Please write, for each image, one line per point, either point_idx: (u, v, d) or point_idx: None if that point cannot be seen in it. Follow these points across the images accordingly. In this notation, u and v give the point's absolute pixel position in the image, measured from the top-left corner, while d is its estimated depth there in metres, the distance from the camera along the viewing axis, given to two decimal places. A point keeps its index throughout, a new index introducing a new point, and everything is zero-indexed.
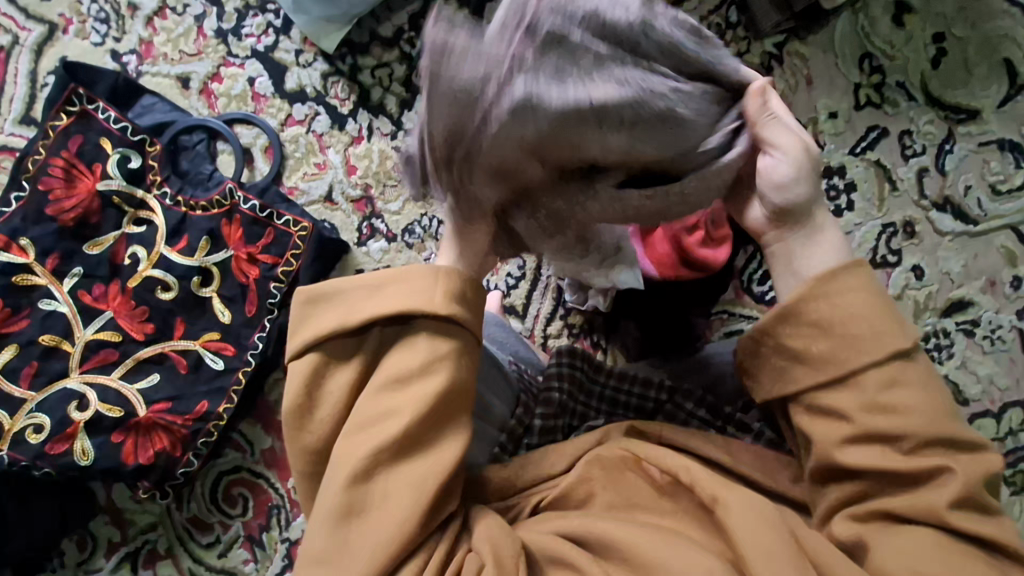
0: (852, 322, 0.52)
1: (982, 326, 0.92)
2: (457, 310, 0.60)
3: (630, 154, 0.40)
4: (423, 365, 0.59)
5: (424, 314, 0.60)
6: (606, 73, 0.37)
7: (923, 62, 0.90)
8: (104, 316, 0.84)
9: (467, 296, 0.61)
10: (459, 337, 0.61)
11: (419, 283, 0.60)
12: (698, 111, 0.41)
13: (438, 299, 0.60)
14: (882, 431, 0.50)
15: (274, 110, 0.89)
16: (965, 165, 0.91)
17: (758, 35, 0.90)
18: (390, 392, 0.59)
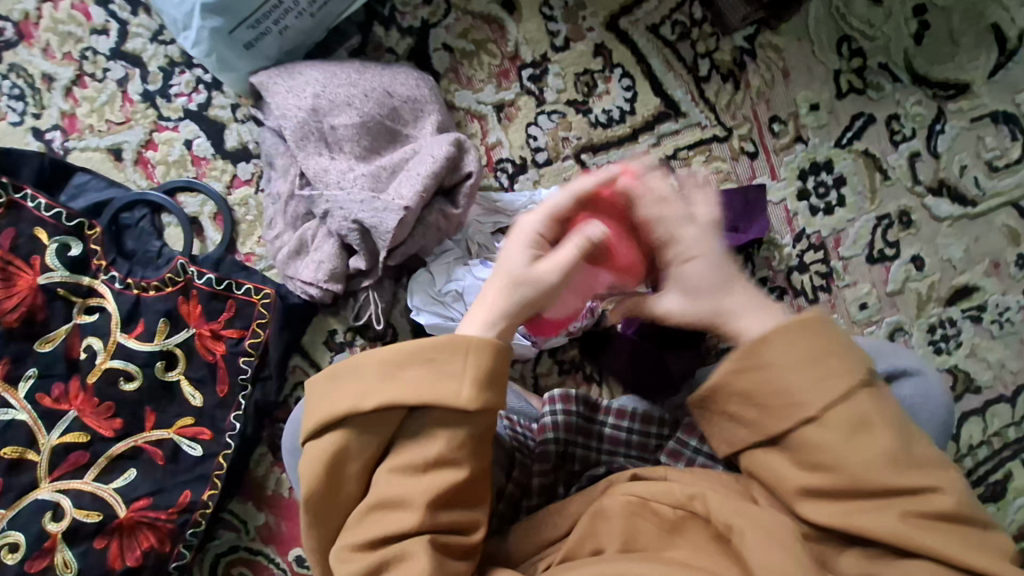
0: (776, 389, 0.54)
1: (989, 310, 0.89)
2: (486, 399, 0.54)
3: (297, 151, 0.71)
4: (447, 453, 0.54)
5: (445, 405, 0.53)
6: (280, 156, 0.76)
7: (905, 39, 0.84)
8: (67, 418, 0.79)
9: (496, 377, 0.55)
10: (484, 420, 0.55)
11: (449, 368, 0.54)
12: (308, 119, 0.71)
13: (465, 394, 0.53)
14: (818, 483, 0.53)
15: (217, 172, 0.82)
16: (958, 144, 0.86)
17: (726, 30, 0.83)
18: (403, 480, 0.54)
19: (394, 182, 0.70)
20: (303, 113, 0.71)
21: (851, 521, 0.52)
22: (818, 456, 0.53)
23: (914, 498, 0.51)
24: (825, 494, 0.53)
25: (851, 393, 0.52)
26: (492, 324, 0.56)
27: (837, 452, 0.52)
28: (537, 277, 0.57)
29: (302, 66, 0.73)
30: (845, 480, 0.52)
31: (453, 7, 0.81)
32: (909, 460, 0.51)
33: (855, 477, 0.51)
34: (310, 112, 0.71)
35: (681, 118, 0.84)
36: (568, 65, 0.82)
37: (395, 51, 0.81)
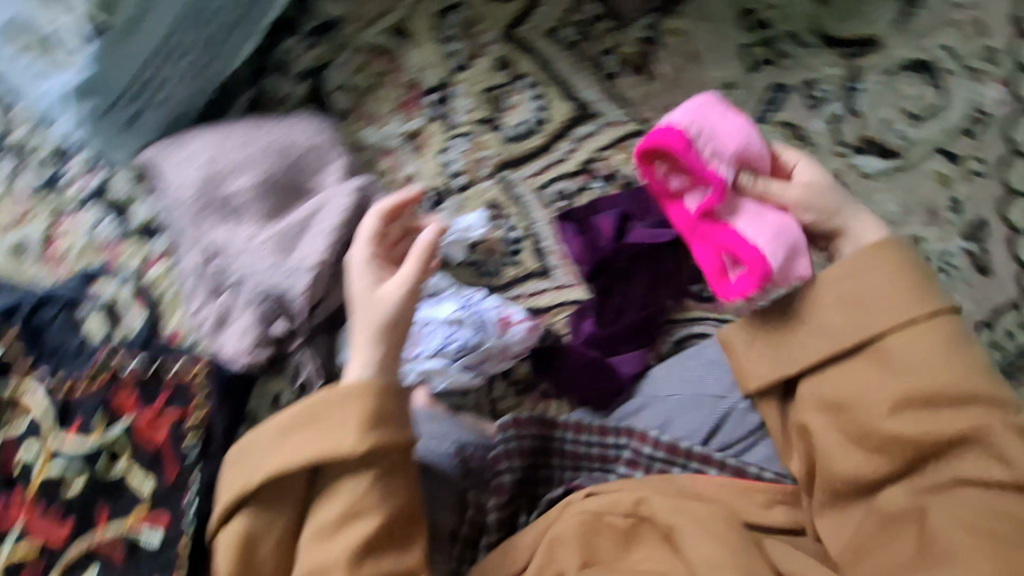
0: (867, 297, 0.64)
1: (934, 258, 0.88)
2: (370, 441, 0.60)
3: (198, 224, 0.69)
4: (356, 496, 0.60)
5: (334, 455, 0.60)
6: (180, 230, 0.72)
7: (806, 4, 0.83)
8: (8, 534, 0.72)
9: (379, 417, 0.61)
10: (379, 456, 0.61)
11: (331, 424, 0.61)
12: (204, 190, 0.68)
13: (348, 440, 0.60)
14: (920, 383, 0.61)
15: (129, 255, 0.81)
16: (878, 98, 0.84)
17: (625, 25, 0.82)
18: (323, 537, 0.60)
19: (306, 241, 0.68)
20: (197, 185, 0.68)
21: (931, 426, 0.60)
22: (883, 379, 0.63)
23: (987, 409, 0.59)
24: (914, 396, 0.61)
25: (927, 319, 0.62)
26: (372, 356, 0.63)
27: (912, 360, 0.62)
28: (382, 300, 0.64)
29: (188, 135, 0.70)
30: (937, 383, 0.60)
31: (344, 45, 0.79)
32: (954, 391, 0.60)
33: (947, 380, 0.60)
34: (204, 182, 0.68)
35: (597, 118, 0.82)
36: (472, 83, 0.80)
37: (291, 98, 0.78)
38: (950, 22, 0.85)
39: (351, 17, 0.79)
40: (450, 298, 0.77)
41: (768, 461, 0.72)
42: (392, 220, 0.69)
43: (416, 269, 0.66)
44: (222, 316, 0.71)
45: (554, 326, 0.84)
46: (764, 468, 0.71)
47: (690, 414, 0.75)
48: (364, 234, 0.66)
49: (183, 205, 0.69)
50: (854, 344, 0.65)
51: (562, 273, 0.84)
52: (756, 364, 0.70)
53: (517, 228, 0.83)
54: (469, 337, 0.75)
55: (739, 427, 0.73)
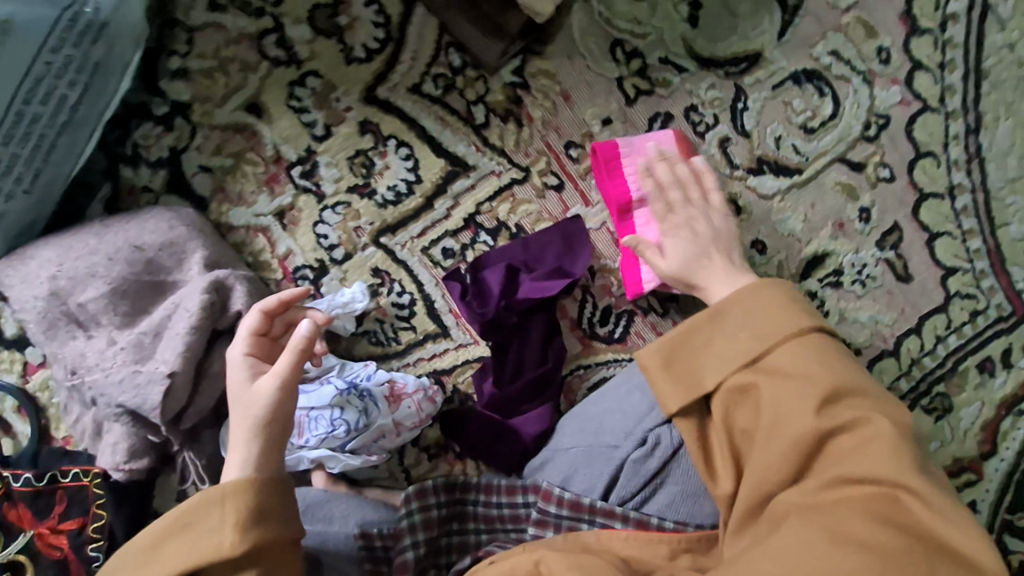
0: (764, 305, 0.59)
1: (847, 271, 0.84)
2: (249, 540, 0.53)
3: (51, 341, 0.67)
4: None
5: (210, 559, 0.52)
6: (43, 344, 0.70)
7: (679, 25, 0.78)
8: None
9: (261, 512, 0.54)
10: (263, 557, 0.54)
11: (207, 524, 0.54)
12: (53, 306, 0.66)
13: (225, 540, 0.53)
14: (823, 377, 0.54)
15: (6, 364, 0.77)
16: (767, 115, 0.80)
17: (490, 70, 0.77)
18: None
19: (160, 347, 0.65)
20: (44, 301, 0.66)
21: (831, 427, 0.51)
22: (779, 380, 0.54)
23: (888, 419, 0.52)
24: (822, 396, 0.53)
25: (816, 329, 0.57)
26: (248, 454, 0.56)
27: (808, 366, 0.55)
28: (256, 393, 0.59)
29: (32, 248, 0.67)
30: (836, 383, 0.53)
31: (197, 127, 0.75)
32: (843, 390, 0.53)
33: (844, 383, 0.54)
34: (53, 298, 0.66)
35: (473, 171, 0.79)
36: (336, 151, 0.77)
37: (150, 189, 0.75)
38: (836, 27, 0.80)
39: (199, 97, 0.75)
40: (334, 379, 0.75)
41: (668, 509, 0.68)
42: (275, 317, 0.66)
43: (289, 363, 0.59)
44: (97, 428, 0.70)
45: (461, 384, 0.82)
46: (665, 518, 0.67)
47: (588, 468, 0.71)
48: (244, 331, 0.63)
49: (33, 322, 0.66)
50: (753, 352, 0.57)
51: (461, 332, 0.81)
52: (674, 396, 0.59)
53: (406, 291, 0.80)
54: (355, 420, 0.72)
55: (633, 479, 0.69)
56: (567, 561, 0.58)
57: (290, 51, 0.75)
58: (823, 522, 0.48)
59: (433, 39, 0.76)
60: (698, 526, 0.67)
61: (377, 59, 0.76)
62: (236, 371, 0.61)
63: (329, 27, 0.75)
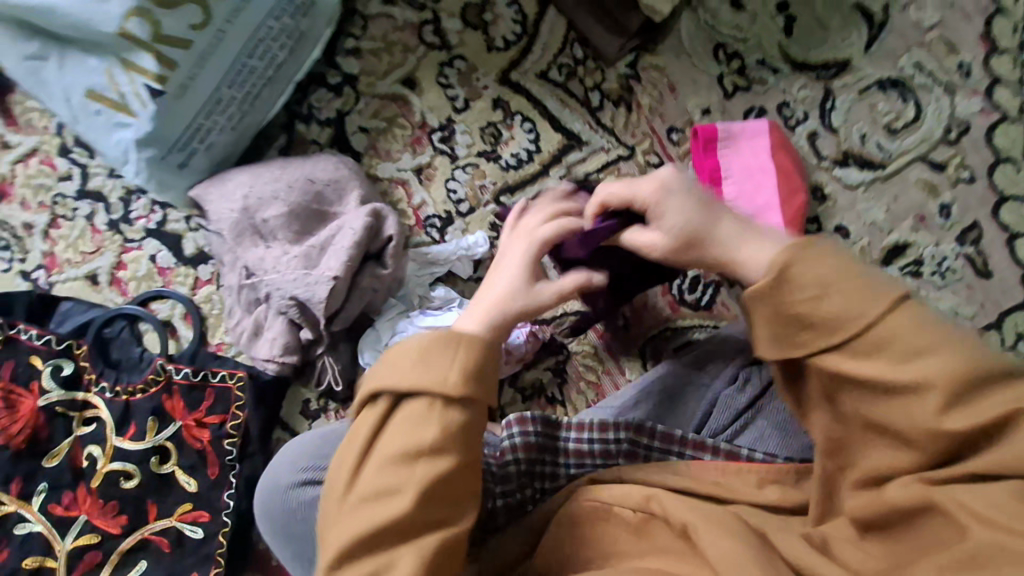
0: (843, 271, 0.52)
1: (926, 263, 0.89)
2: (472, 390, 0.56)
3: (238, 248, 0.81)
4: (434, 443, 0.55)
5: (435, 392, 0.56)
6: (222, 250, 0.84)
7: (776, 33, 0.90)
8: (78, 522, 0.86)
9: (481, 372, 0.57)
10: (471, 416, 0.57)
11: (439, 360, 0.57)
12: (243, 219, 0.81)
13: (453, 380, 0.56)
14: (936, 369, 0.49)
15: (181, 277, 0.92)
16: (853, 116, 0.89)
17: (608, 62, 0.90)
18: (400, 468, 0.55)
19: (326, 256, 0.79)
20: (237, 215, 0.81)
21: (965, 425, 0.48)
22: (889, 366, 0.50)
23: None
24: (946, 390, 0.48)
25: (906, 302, 0.51)
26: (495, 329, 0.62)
27: (910, 347, 0.50)
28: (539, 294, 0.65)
29: (230, 173, 0.82)
30: (960, 369, 0.48)
31: (362, 94, 0.91)
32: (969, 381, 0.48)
33: (969, 369, 0.48)
34: (244, 211, 0.81)
35: (585, 146, 0.90)
36: (473, 121, 0.90)
37: (318, 141, 0.90)
38: (919, 43, 0.90)
39: (367, 71, 0.91)
40: (455, 308, 0.84)
41: (758, 442, 0.74)
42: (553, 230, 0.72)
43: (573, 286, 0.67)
44: (256, 328, 0.82)
45: (557, 333, 0.92)
46: (755, 449, 0.73)
47: (681, 407, 0.79)
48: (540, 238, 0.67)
49: (225, 229, 0.81)
50: (842, 334, 0.52)
51: None
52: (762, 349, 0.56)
53: None
54: None
55: (725, 412, 0.76)
56: (684, 504, 0.66)
57: (444, 38, 0.90)
58: (961, 501, 0.48)
59: (562, 35, 0.90)
60: (787, 458, 0.71)
61: (513, 49, 0.90)
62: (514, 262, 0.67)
63: (477, 21, 0.90)
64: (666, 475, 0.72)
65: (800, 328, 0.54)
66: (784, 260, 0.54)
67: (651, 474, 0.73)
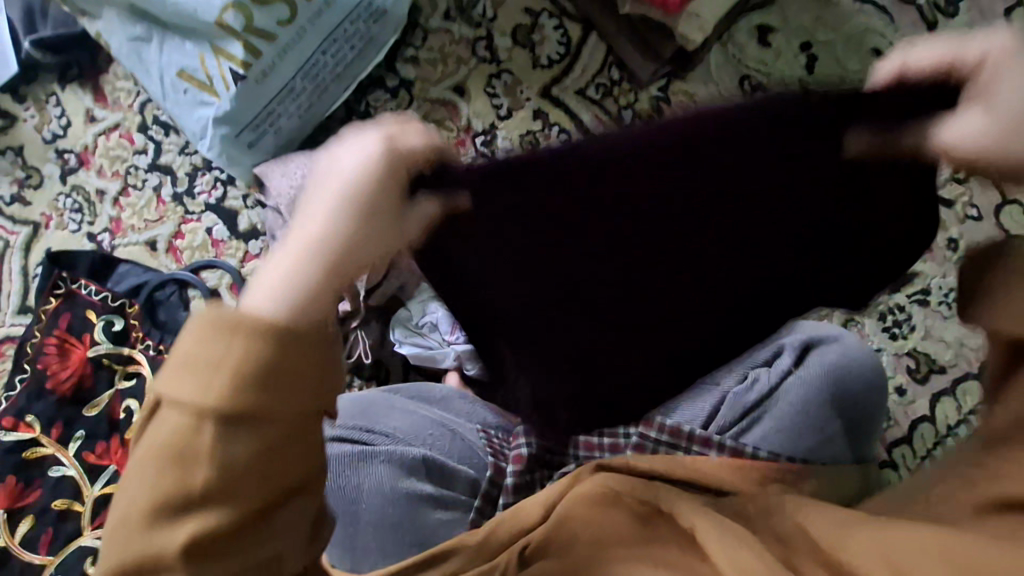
0: None
1: (934, 292, 0.93)
2: (253, 401, 0.39)
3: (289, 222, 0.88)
4: (203, 490, 0.39)
5: (200, 412, 0.39)
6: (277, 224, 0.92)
7: (797, 71, 0.98)
8: (108, 470, 0.90)
9: (270, 375, 0.39)
10: (256, 446, 0.40)
11: (207, 359, 0.39)
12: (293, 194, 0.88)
13: (218, 390, 0.39)
14: None
15: (232, 250, 0.99)
16: None
17: (641, 85, 0.99)
18: (166, 521, 0.39)
19: None
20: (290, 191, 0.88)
21: None
22: None
23: None
24: None
25: None
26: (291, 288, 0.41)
27: None
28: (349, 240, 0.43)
29: (293, 155, 0.91)
30: None
31: (415, 98, 1.00)
32: None
33: None
34: (294, 188, 0.88)
35: None
36: (513, 129, 0.99)
37: None
38: None
39: (421, 78, 1.00)
40: None
41: (763, 441, 0.73)
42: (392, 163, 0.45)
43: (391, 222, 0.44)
44: None
45: None
46: (759, 448, 0.72)
47: (690, 403, 0.79)
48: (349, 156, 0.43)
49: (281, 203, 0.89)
50: None
51: None
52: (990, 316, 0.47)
53: None
54: None
55: (732, 409, 0.77)
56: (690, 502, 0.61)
57: (494, 54, 1.00)
58: None
59: (600, 58, 0.99)
60: (790, 459, 0.71)
61: (556, 67, 0.99)
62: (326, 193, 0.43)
63: (525, 41, 1.00)
64: (670, 469, 0.68)
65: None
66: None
67: (655, 464, 0.69)
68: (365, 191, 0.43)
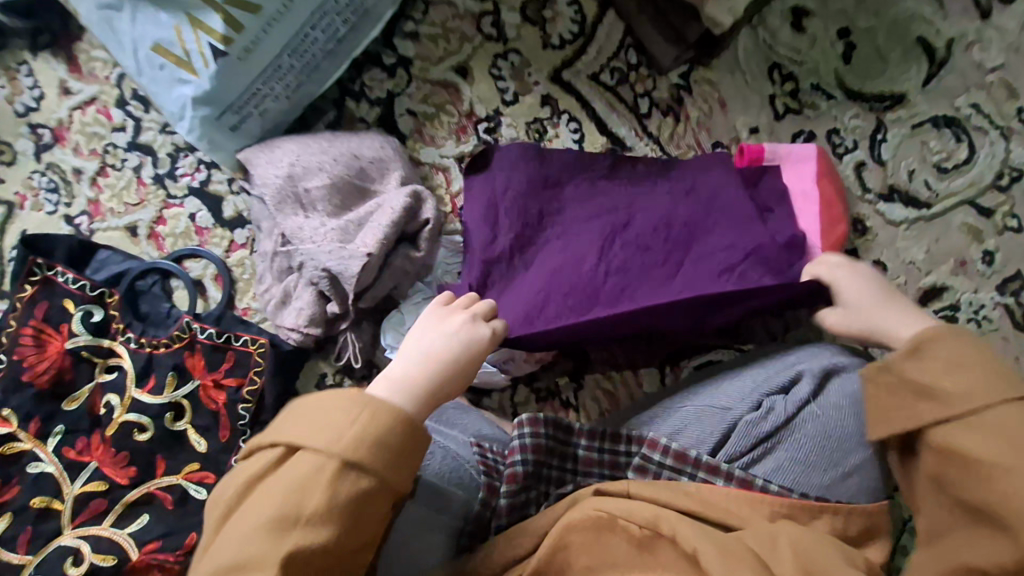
0: (962, 388, 0.56)
1: (963, 308, 0.86)
2: (367, 454, 0.52)
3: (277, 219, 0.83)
4: (311, 515, 0.51)
5: (331, 452, 0.52)
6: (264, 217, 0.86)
7: (833, 60, 0.90)
8: (89, 468, 0.87)
9: (384, 442, 0.53)
10: (363, 487, 0.52)
11: (345, 418, 0.53)
12: (277, 184, 0.82)
13: (348, 439, 0.52)
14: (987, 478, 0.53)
15: (217, 239, 0.93)
16: (903, 151, 0.88)
17: (661, 71, 0.90)
18: (277, 533, 0.50)
19: (360, 235, 0.79)
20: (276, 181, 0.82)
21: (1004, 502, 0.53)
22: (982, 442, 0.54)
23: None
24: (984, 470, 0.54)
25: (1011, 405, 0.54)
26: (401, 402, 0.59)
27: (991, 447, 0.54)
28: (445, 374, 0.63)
29: (280, 142, 0.84)
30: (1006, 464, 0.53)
31: (414, 78, 0.92)
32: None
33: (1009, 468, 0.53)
34: (280, 179, 0.82)
35: (629, 152, 0.90)
36: (519, 116, 0.91)
37: (366, 120, 0.91)
38: (979, 84, 0.88)
39: (422, 56, 0.92)
40: None
41: (774, 473, 0.71)
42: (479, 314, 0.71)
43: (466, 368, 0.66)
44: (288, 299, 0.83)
45: None
46: (770, 481, 0.70)
47: (700, 425, 0.75)
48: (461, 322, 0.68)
49: (266, 192, 0.83)
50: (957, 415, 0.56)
51: None
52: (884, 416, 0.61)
53: None
54: None
55: (744, 437, 0.72)
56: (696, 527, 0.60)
57: (501, 31, 0.91)
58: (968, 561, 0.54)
59: (617, 40, 0.91)
60: (802, 494, 0.69)
61: (569, 48, 0.91)
62: (437, 337, 0.66)
63: (536, 17, 0.91)
64: (671, 497, 0.67)
65: (921, 398, 0.59)
66: (918, 341, 0.61)
67: (658, 494, 0.67)
68: (460, 349, 0.65)
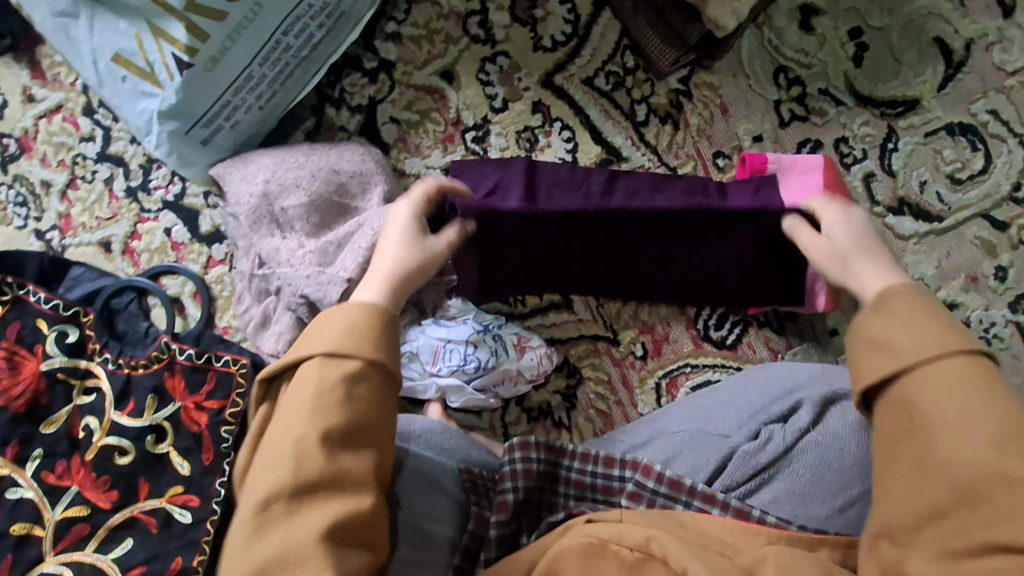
0: (910, 337, 0.48)
1: (974, 326, 0.82)
2: (356, 336, 0.52)
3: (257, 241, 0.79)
4: (317, 406, 0.49)
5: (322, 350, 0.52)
6: (239, 234, 0.81)
7: (843, 62, 0.84)
8: (70, 492, 0.85)
9: (359, 326, 0.53)
10: (361, 369, 0.51)
11: (326, 318, 0.54)
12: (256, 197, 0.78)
13: (336, 330, 0.52)
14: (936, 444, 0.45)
15: (195, 255, 0.90)
16: (915, 160, 0.83)
17: (659, 74, 0.85)
18: (292, 420, 0.49)
19: (339, 258, 0.75)
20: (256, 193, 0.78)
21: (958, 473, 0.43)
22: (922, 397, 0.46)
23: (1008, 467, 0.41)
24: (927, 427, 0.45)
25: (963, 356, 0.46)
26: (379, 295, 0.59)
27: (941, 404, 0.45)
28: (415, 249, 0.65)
29: (252, 156, 0.80)
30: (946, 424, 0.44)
31: (396, 83, 0.86)
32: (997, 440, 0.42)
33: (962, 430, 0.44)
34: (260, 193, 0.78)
35: (624, 162, 0.85)
36: (508, 124, 0.86)
37: (346, 128, 0.86)
38: (999, 87, 0.83)
39: (404, 59, 0.86)
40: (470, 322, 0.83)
41: (771, 505, 0.67)
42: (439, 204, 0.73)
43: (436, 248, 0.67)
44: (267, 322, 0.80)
45: (573, 355, 0.88)
46: (767, 513, 0.66)
47: (694, 453, 0.72)
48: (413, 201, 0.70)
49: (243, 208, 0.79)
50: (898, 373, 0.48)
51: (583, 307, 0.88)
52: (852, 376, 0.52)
53: None
54: (485, 359, 0.81)
55: (741, 468, 0.69)
56: (687, 547, 0.56)
57: (488, 31, 0.86)
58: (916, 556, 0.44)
59: (612, 42, 0.85)
60: (801, 526, 0.66)
61: (561, 50, 0.85)
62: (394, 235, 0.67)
63: (526, 17, 0.85)
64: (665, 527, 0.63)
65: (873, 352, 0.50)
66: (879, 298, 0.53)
67: (653, 523, 0.63)
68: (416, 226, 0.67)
